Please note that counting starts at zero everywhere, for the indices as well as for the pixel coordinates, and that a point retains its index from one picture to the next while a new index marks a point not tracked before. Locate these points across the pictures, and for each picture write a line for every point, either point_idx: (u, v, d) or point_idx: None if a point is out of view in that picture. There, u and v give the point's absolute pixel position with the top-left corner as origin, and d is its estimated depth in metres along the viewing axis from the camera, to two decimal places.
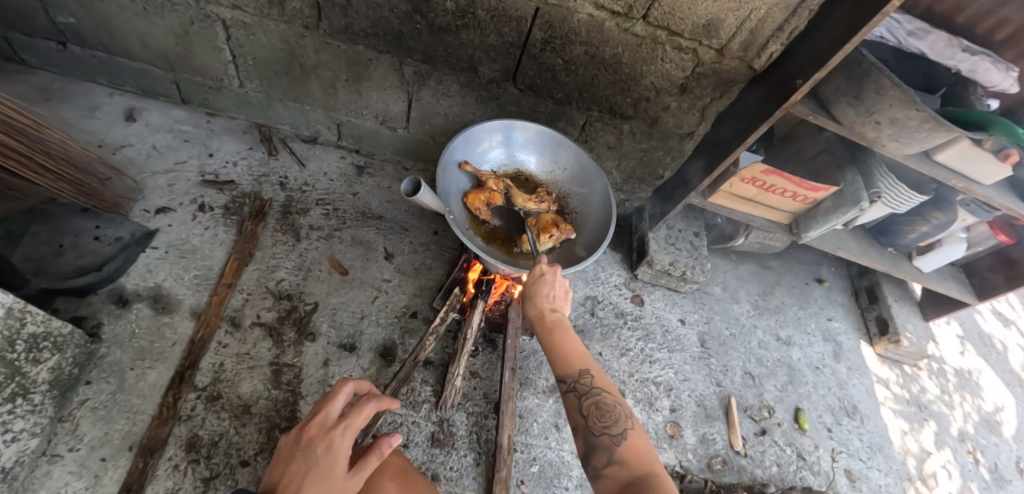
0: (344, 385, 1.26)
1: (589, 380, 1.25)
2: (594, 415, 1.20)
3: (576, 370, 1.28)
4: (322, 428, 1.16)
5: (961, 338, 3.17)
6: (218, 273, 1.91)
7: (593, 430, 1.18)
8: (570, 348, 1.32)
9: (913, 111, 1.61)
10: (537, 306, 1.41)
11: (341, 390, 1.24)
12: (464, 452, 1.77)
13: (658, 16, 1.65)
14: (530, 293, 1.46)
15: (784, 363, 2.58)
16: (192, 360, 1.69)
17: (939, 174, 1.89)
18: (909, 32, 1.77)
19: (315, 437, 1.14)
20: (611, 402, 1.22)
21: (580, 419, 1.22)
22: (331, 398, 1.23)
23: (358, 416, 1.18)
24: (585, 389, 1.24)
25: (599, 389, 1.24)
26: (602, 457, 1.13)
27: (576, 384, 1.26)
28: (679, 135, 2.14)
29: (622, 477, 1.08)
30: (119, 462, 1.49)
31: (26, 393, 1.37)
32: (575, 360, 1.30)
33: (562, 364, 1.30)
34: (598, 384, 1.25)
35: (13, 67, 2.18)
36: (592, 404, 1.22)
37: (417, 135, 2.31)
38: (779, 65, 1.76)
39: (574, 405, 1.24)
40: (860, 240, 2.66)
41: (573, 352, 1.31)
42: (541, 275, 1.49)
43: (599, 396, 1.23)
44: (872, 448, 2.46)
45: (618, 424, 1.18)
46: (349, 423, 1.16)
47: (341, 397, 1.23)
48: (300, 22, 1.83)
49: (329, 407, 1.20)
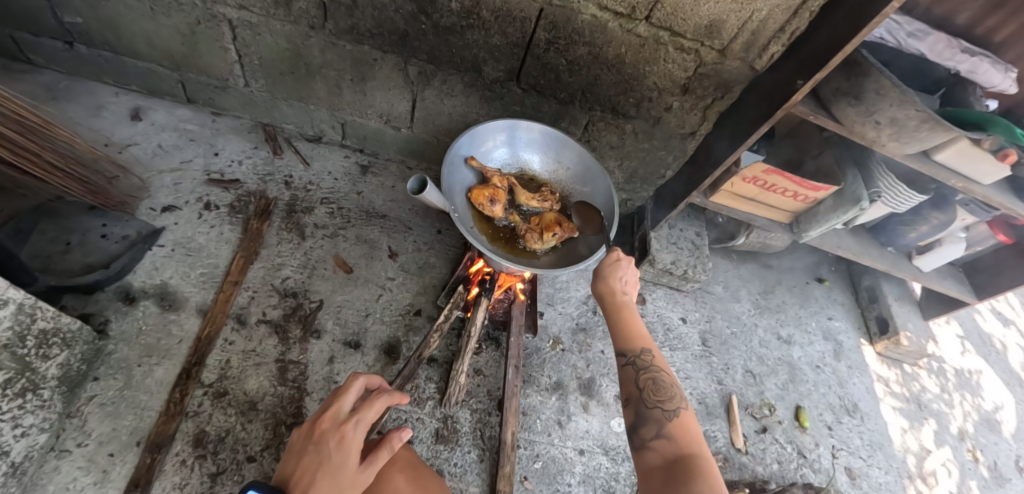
0: (355, 381, 1.27)
1: (650, 358, 1.36)
2: (649, 388, 1.30)
3: (639, 348, 1.39)
4: (334, 422, 1.17)
5: (960, 338, 3.19)
6: (223, 271, 1.92)
7: (647, 403, 1.27)
8: (636, 329, 1.43)
9: (912, 111, 1.62)
10: (610, 283, 1.50)
11: (352, 385, 1.26)
12: (468, 448, 1.79)
13: (661, 16, 1.67)
14: (603, 267, 1.54)
15: (785, 362, 2.60)
16: (198, 357, 1.70)
17: (940, 173, 1.91)
18: (909, 33, 1.79)
19: (327, 431, 1.15)
20: (667, 381, 1.32)
21: (634, 390, 1.31)
22: (343, 392, 1.24)
23: (369, 411, 1.19)
24: (645, 365, 1.35)
25: (658, 368, 1.34)
26: (652, 428, 1.21)
27: (637, 359, 1.36)
28: (680, 135, 2.16)
29: (668, 449, 1.16)
30: (126, 458, 1.50)
31: (36, 389, 1.38)
32: (638, 339, 1.41)
33: (626, 340, 1.41)
34: (658, 365, 1.35)
35: (19, 67, 2.20)
36: (649, 378, 1.32)
37: (421, 135, 2.33)
38: (781, 66, 1.78)
39: (631, 377, 1.34)
40: (860, 239, 2.67)
41: (638, 332, 1.42)
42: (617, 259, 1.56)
43: (658, 374, 1.33)
44: (872, 446, 2.48)
45: (672, 403, 1.27)
46: (360, 418, 1.17)
47: (352, 392, 1.24)
48: (306, 22, 1.85)
49: (341, 401, 1.21)
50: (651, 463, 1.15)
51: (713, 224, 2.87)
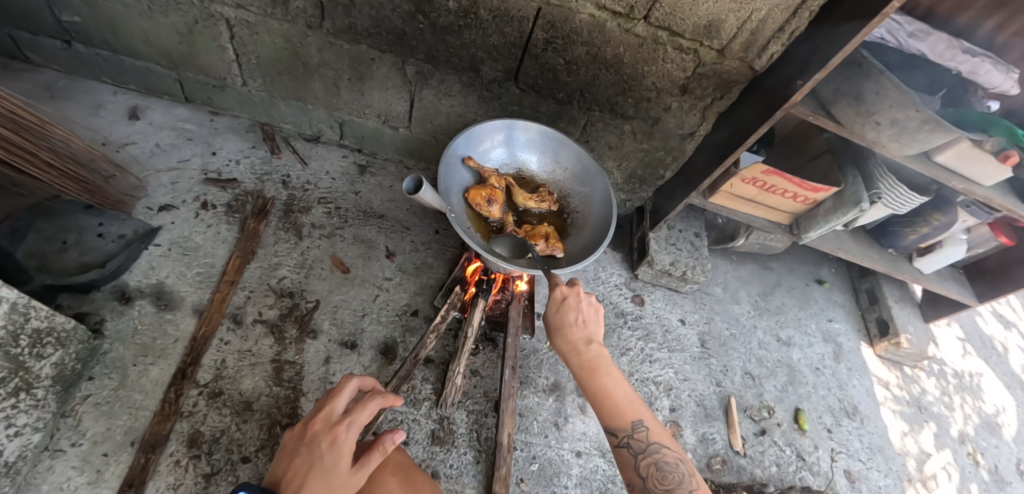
0: (349, 381, 1.25)
1: (645, 437, 1.31)
2: (652, 476, 1.28)
3: (629, 425, 1.33)
4: (326, 424, 1.16)
5: (961, 340, 3.17)
6: (220, 271, 1.92)
7: (653, 492, 1.26)
8: (620, 401, 1.35)
9: (913, 111, 1.61)
10: (575, 348, 1.41)
11: (346, 386, 1.25)
12: (464, 449, 1.78)
13: (659, 16, 1.66)
14: (563, 329, 1.43)
15: (784, 364, 2.59)
16: (193, 356, 1.70)
17: (941, 174, 1.89)
18: (909, 33, 1.78)
19: (319, 432, 1.14)
20: (669, 460, 1.29)
21: (637, 478, 1.29)
22: (336, 394, 1.22)
23: (362, 412, 1.18)
24: (641, 448, 1.31)
25: (656, 446, 1.30)
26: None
27: (631, 441, 1.32)
28: (680, 136, 2.15)
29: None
30: (120, 458, 1.50)
31: (29, 388, 1.38)
32: (626, 414, 1.34)
33: (615, 419, 1.34)
34: (655, 441, 1.31)
35: (17, 65, 2.20)
36: (650, 464, 1.29)
37: (420, 135, 2.32)
38: (780, 66, 1.76)
39: (630, 463, 1.31)
40: (860, 241, 2.66)
41: (623, 406, 1.35)
42: (564, 300, 1.45)
43: (658, 455, 1.29)
44: (871, 449, 2.47)
45: (679, 486, 1.25)
46: (353, 420, 1.16)
47: (346, 393, 1.23)
48: (304, 21, 1.84)
49: (334, 403, 1.20)
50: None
51: (712, 225, 2.86)
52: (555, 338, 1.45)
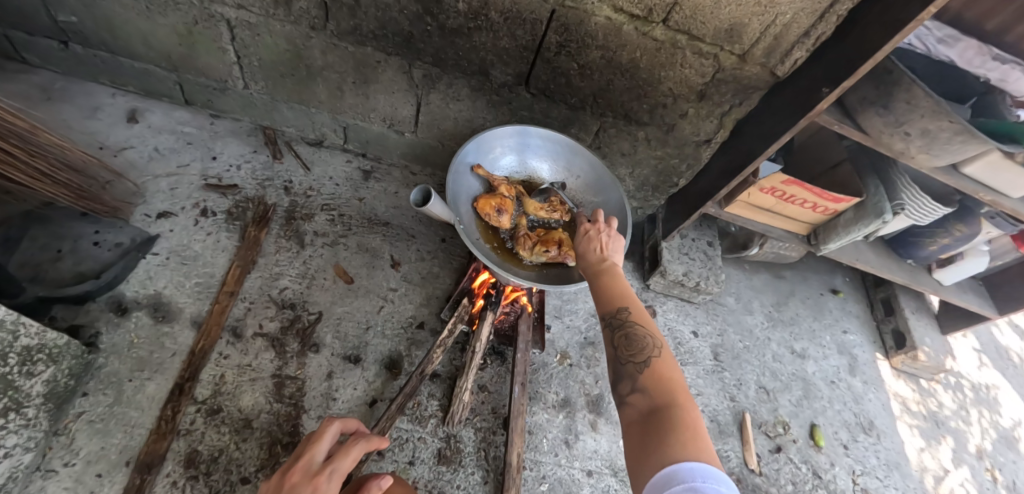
0: (330, 425, 1.21)
1: (624, 311, 1.18)
2: (621, 345, 1.12)
3: (613, 304, 1.21)
4: (306, 474, 1.08)
5: (977, 351, 3.09)
6: (219, 281, 1.85)
7: (621, 361, 1.10)
8: (612, 284, 1.26)
9: (945, 122, 1.53)
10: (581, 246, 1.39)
11: (327, 430, 1.20)
12: (472, 469, 1.71)
13: (679, 19, 1.58)
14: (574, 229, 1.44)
15: (799, 377, 2.51)
16: (192, 371, 1.63)
17: (968, 186, 1.81)
18: (938, 39, 1.70)
19: (298, 483, 1.06)
20: (642, 331, 1.13)
21: (609, 349, 1.14)
22: (317, 439, 1.17)
23: (345, 458, 1.12)
24: (619, 320, 1.17)
25: (633, 322, 1.15)
26: (627, 385, 1.05)
27: (611, 316, 1.19)
28: (695, 143, 2.08)
29: (642, 405, 0.99)
30: (115, 478, 1.44)
31: (19, 407, 1.31)
32: (615, 293, 1.23)
33: (602, 298, 1.24)
34: (633, 316, 1.17)
35: (14, 66, 2.13)
36: (622, 333, 1.14)
37: (426, 140, 2.25)
38: (804, 72, 1.69)
39: (606, 336, 1.17)
40: (879, 251, 2.58)
41: (614, 286, 1.25)
42: (586, 231, 1.41)
43: (632, 328, 1.14)
44: (888, 466, 2.39)
45: (647, 353, 1.08)
46: (336, 467, 1.09)
47: (327, 438, 1.18)
48: (307, 22, 1.77)
49: (314, 449, 1.14)
50: (631, 421, 0.99)
51: (725, 233, 2.79)
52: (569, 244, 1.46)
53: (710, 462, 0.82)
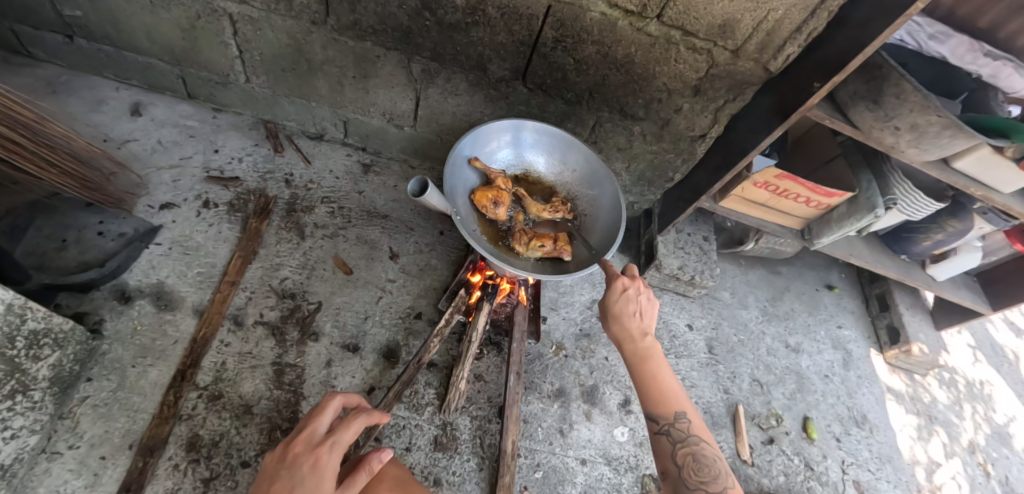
0: (333, 399, 1.23)
1: (687, 427, 1.29)
2: (687, 465, 1.25)
3: (673, 415, 1.32)
4: (309, 445, 1.12)
5: (972, 347, 3.12)
6: (221, 271, 1.89)
7: (686, 481, 1.23)
8: (666, 390, 1.35)
9: (934, 116, 1.55)
10: (628, 338, 1.39)
11: (330, 404, 1.22)
12: (467, 456, 1.75)
13: (672, 15, 1.61)
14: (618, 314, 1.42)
15: (793, 371, 2.54)
16: (193, 358, 1.67)
17: (959, 181, 1.83)
18: (929, 35, 1.76)
19: (301, 454, 1.09)
20: (706, 455, 1.26)
21: (672, 466, 1.26)
22: (319, 412, 1.19)
23: (346, 431, 1.15)
24: (682, 437, 1.28)
25: (696, 440, 1.28)
26: None
27: (671, 430, 1.30)
28: (690, 137, 2.11)
29: None
30: (118, 461, 1.48)
31: (26, 390, 1.35)
32: (672, 403, 1.33)
33: (661, 406, 1.33)
34: (696, 433, 1.29)
35: (19, 60, 2.17)
36: (687, 453, 1.26)
37: (425, 134, 2.28)
38: (795, 68, 1.71)
39: (667, 451, 1.28)
40: (873, 247, 2.61)
41: (670, 394, 1.34)
42: (625, 290, 1.43)
43: (696, 446, 1.27)
44: (880, 459, 2.42)
45: (715, 478, 1.22)
46: (337, 439, 1.12)
47: (329, 411, 1.20)
48: (308, 17, 1.80)
49: (316, 422, 1.16)
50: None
51: (721, 228, 2.81)
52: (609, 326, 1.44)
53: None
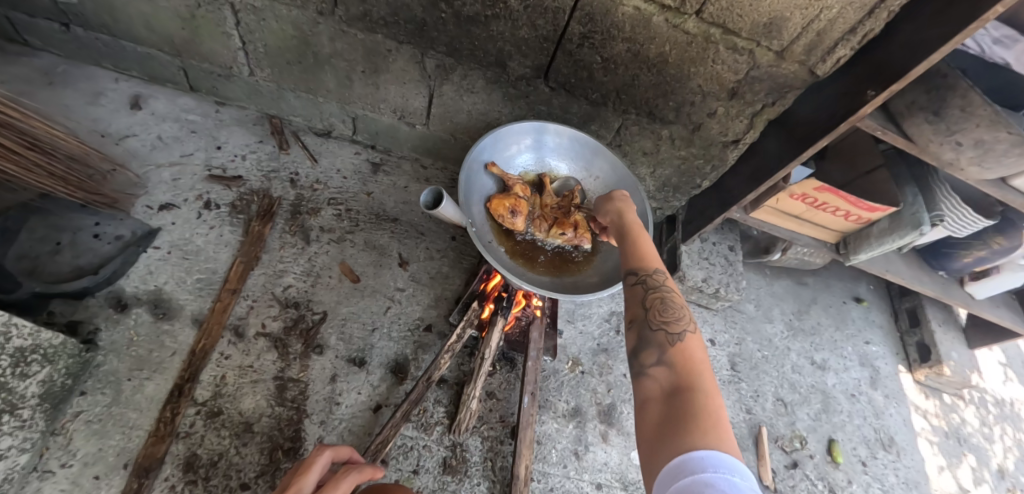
0: (321, 455, 1.19)
1: (661, 278, 1.12)
2: (655, 308, 1.06)
3: (649, 268, 1.16)
4: None
5: (1003, 365, 2.97)
6: (222, 278, 1.79)
7: (651, 324, 1.04)
8: (645, 251, 1.20)
9: (1003, 133, 1.40)
10: (622, 213, 1.34)
11: (317, 461, 1.17)
12: (477, 480, 1.66)
13: (713, 12, 1.45)
14: (613, 200, 1.40)
15: (818, 390, 2.42)
16: (191, 372, 1.58)
17: (1019, 200, 1.67)
18: (996, 39, 1.54)
19: None
20: (677, 303, 1.07)
21: (639, 311, 1.08)
22: (305, 471, 1.15)
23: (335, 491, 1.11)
24: (655, 284, 1.11)
25: (669, 289, 1.10)
26: (652, 352, 0.98)
27: (646, 279, 1.13)
28: (722, 143, 1.96)
29: (666, 377, 0.93)
30: (112, 482, 1.40)
31: (13, 409, 1.27)
32: (650, 260, 1.18)
33: (636, 260, 1.18)
34: (670, 285, 1.11)
35: (15, 49, 2.06)
36: (657, 298, 1.08)
37: (438, 133, 2.15)
38: (846, 73, 1.56)
39: (637, 298, 1.10)
40: (909, 261, 2.45)
41: (647, 253, 1.20)
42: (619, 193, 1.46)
43: (667, 293, 1.08)
44: (907, 485, 2.30)
45: (680, 323, 1.02)
46: None
47: (316, 469, 1.16)
48: (314, 7, 1.67)
49: (302, 481, 1.12)
50: (650, 396, 0.92)
51: (747, 236, 2.66)
52: (607, 210, 1.40)
53: (732, 452, 0.74)
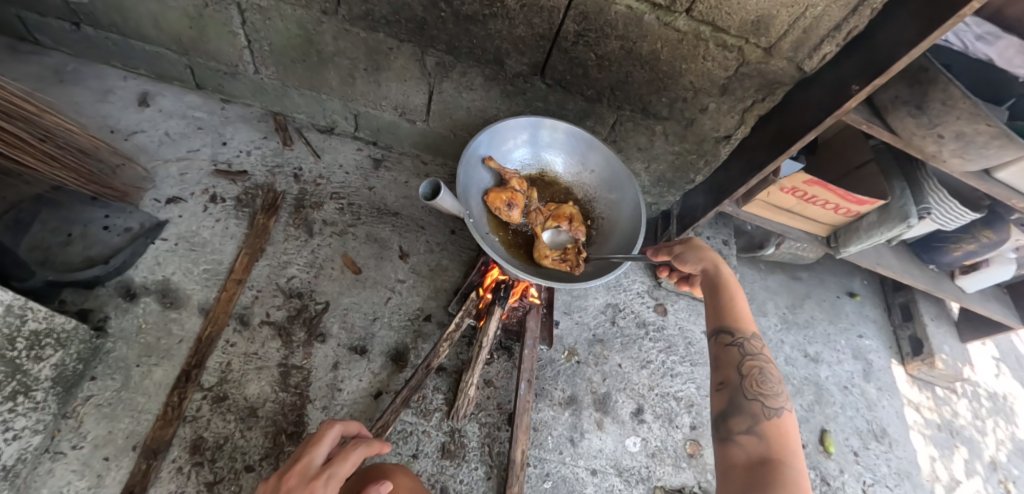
0: (331, 429, 1.24)
1: (758, 346, 1.17)
2: (752, 378, 1.12)
3: (747, 332, 1.19)
4: (303, 478, 1.12)
5: (996, 360, 3.01)
6: (227, 268, 1.85)
7: (745, 392, 1.10)
8: (743, 310, 1.23)
9: (983, 125, 1.45)
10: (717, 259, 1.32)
11: (328, 433, 1.23)
12: (475, 465, 1.71)
13: (703, 10, 1.51)
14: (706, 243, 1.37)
15: (811, 382, 2.46)
16: (199, 359, 1.63)
17: (1001, 192, 1.71)
18: (978, 36, 1.57)
19: (294, 487, 1.09)
20: (773, 376, 1.12)
21: (733, 375, 1.14)
22: (317, 442, 1.20)
23: (344, 464, 1.15)
24: (753, 351, 1.16)
25: (765, 359, 1.15)
26: (744, 421, 1.05)
27: (744, 343, 1.17)
28: (714, 139, 2.01)
29: (756, 448, 0.99)
30: (121, 463, 1.45)
31: (28, 391, 1.33)
32: (747, 322, 1.21)
33: (734, 319, 1.21)
34: (766, 356, 1.17)
35: (27, 48, 2.13)
36: (753, 367, 1.14)
37: (438, 130, 2.21)
38: (832, 69, 1.61)
39: (733, 360, 1.16)
40: (900, 255, 2.50)
41: (745, 312, 1.22)
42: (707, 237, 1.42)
43: (764, 365, 1.14)
44: (899, 475, 2.34)
45: (775, 398, 1.08)
46: (332, 473, 1.12)
47: (327, 441, 1.21)
48: (318, 7, 1.73)
49: (313, 452, 1.17)
50: (736, 461, 0.99)
51: (741, 231, 2.72)
52: (698, 252, 1.37)
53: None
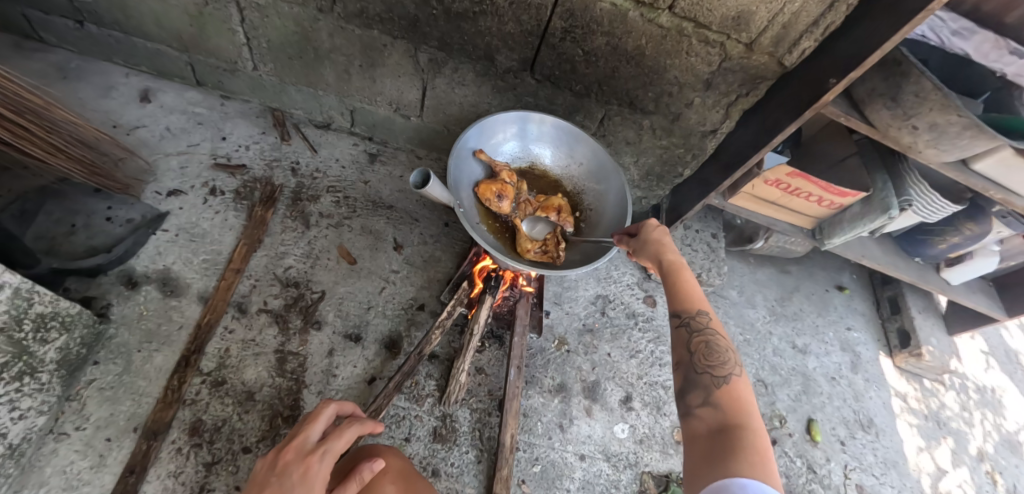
0: (325, 407, 1.28)
1: (705, 320, 1.22)
2: (701, 352, 1.17)
3: (694, 308, 1.25)
4: (299, 453, 1.16)
5: (984, 353, 3.05)
6: (226, 259, 1.90)
7: (696, 368, 1.15)
8: (688, 289, 1.29)
9: (954, 116, 1.50)
10: (658, 248, 1.39)
11: (323, 412, 1.27)
12: (466, 448, 1.76)
13: (684, 6, 1.56)
14: (651, 235, 1.45)
15: (799, 373, 2.50)
16: (198, 344, 1.68)
17: (978, 183, 1.75)
18: (953, 31, 1.59)
19: (290, 463, 1.13)
20: (722, 346, 1.17)
21: (685, 354, 1.19)
22: (313, 419, 1.24)
23: (338, 440, 1.19)
24: (699, 327, 1.21)
25: (714, 331, 1.20)
26: (698, 395, 1.09)
27: (691, 320, 1.23)
28: (701, 133, 2.06)
29: (711, 419, 1.04)
30: (123, 443, 1.50)
31: (34, 372, 1.38)
32: (694, 298, 1.27)
33: (679, 299, 1.27)
34: (714, 327, 1.22)
35: (32, 45, 2.19)
36: (702, 342, 1.18)
37: (432, 125, 2.27)
38: (811, 64, 1.66)
39: (682, 340, 1.21)
40: (886, 248, 2.54)
41: (692, 290, 1.28)
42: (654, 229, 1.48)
43: (711, 337, 1.19)
44: (885, 464, 2.38)
45: (724, 367, 1.13)
46: (328, 448, 1.17)
47: (322, 419, 1.25)
48: (314, 5, 1.78)
49: (308, 430, 1.21)
50: (696, 434, 1.03)
51: (731, 225, 2.76)
52: (643, 246, 1.45)
53: (776, 488, 0.85)
